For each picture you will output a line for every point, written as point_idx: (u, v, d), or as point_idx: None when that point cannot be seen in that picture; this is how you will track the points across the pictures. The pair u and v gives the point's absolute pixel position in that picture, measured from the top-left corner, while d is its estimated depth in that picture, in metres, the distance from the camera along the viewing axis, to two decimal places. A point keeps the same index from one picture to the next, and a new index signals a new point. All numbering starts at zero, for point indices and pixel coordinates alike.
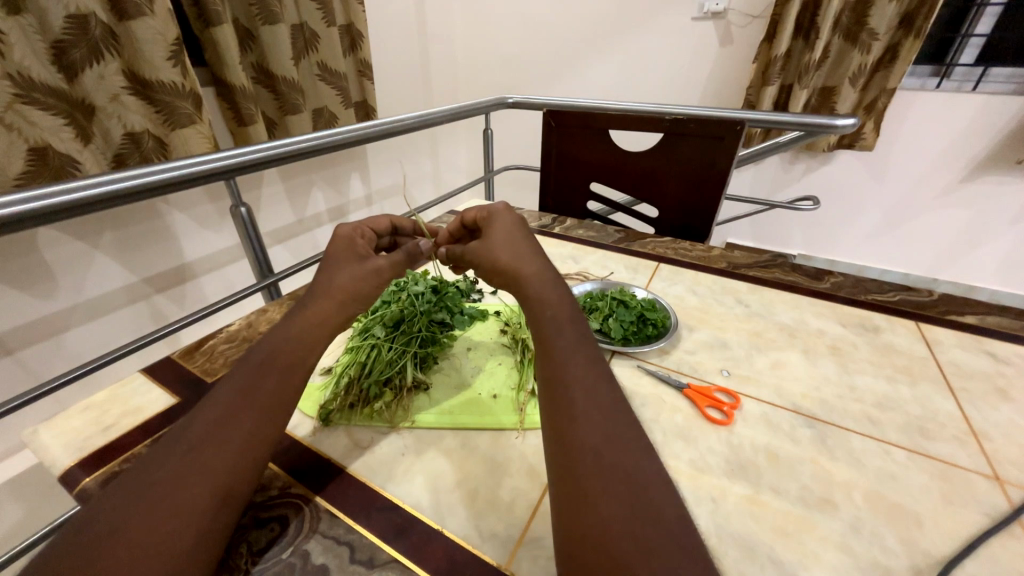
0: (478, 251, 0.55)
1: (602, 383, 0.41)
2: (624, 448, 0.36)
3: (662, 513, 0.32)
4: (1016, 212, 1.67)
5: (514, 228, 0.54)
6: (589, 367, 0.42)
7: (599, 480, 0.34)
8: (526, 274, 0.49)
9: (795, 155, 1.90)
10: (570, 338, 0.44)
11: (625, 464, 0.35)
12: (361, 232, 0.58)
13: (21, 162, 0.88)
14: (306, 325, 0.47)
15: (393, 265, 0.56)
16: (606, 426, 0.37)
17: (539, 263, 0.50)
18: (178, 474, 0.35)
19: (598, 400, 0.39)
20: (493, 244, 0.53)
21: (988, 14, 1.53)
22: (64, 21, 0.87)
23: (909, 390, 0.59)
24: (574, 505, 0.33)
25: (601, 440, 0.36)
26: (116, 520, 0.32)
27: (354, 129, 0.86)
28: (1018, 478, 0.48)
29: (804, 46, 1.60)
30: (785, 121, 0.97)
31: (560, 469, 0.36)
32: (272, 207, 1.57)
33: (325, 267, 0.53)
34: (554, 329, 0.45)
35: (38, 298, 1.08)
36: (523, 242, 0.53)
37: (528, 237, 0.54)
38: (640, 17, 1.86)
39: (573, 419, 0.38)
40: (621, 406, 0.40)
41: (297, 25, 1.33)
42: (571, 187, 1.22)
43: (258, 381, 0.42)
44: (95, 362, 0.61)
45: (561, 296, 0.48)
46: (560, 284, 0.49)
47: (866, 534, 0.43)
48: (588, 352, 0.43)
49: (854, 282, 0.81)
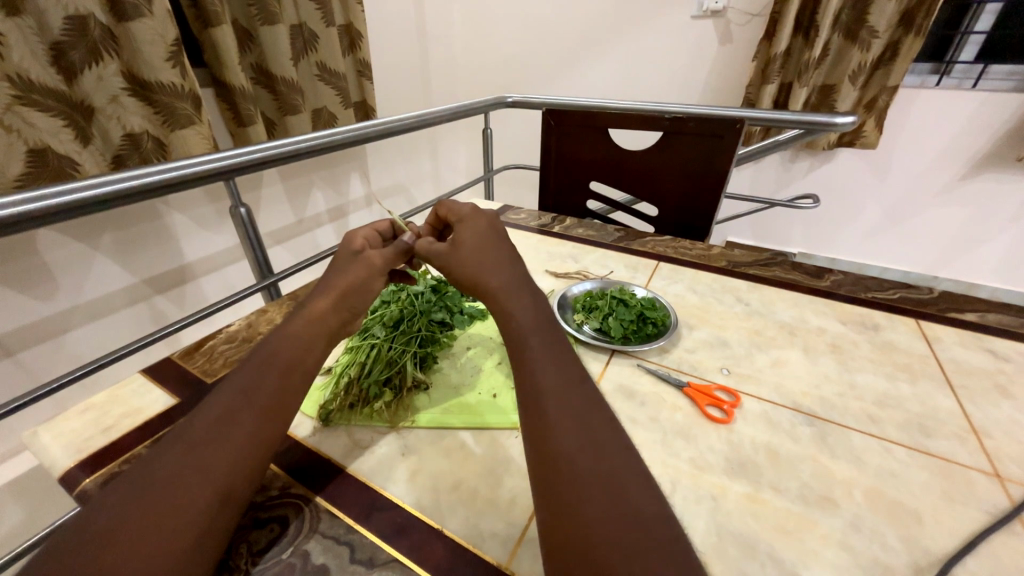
0: (444, 256, 0.54)
1: (581, 388, 0.41)
2: (608, 451, 0.36)
3: (649, 516, 0.33)
4: (1017, 209, 1.66)
5: (481, 233, 0.55)
6: (566, 372, 0.42)
7: (586, 484, 0.34)
8: (495, 287, 0.49)
9: (795, 153, 1.90)
10: (543, 344, 0.44)
11: (611, 467, 0.35)
12: (363, 234, 0.58)
13: (20, 163, 0.88)
14: (298, 326, 0.47)
15: (385, 261, 0.55)
16: (589, 430, 0.38)
17: (513, 272, 0.51)
18: (170, 476, 0.35)
19: (580, 404, 0.40)
20: (458, 250, 0.53)
21: (988, 11, 1.53)
22: (62, 22, 0.87)
23: (910, 387, 0.59)
24: (562, 508, 0.33)
25: (585, 444, 0.36)
26: (110, 524, 0.32)
27: (353, 129, 0.85)
28: (1019, 475, 0.48)
29: (803, 43, 1.60)
30: (785, 119, 0.97)
31: (546, 473, 0.36)
32: (272, 208, 1.58)
33: (332, 265, 0.54)
34: (531, 334, 0.45)
35: (37, 299, 1.08)
36: (492, 249, 0.53)
37: (500, 242, 0.54)
38: (640, 16, 1.86)
39: (556, 421, 0.38)
40: (603, 411, 0.40)
41: (296, 25, 1.32)
42: (570, 186, 1.22)
43: (248, 383, 0.42)
44: (95, 363, 0.61)
45: (533, 304, 0.48)
46: (531, 291, 0.50)
47: (866, 531, 0.43)
48: (565, 358, 0.44)
49: (854, 280, 0.81)
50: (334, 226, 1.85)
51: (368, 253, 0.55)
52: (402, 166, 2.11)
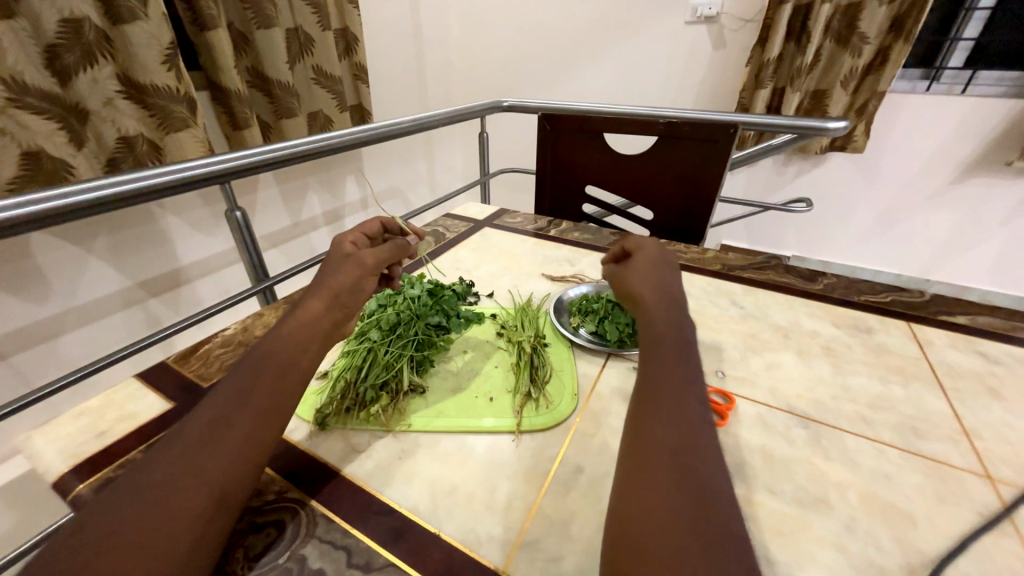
0: (619, 281, 0.58)
1: (688, 398, 0.40)
2: (695, 460, 0.36)
3: (721, 535, 0.31)
4: (1008, 212, 1.68)
5: (656, 258, 0.56)
6: (676, 381, 0.42)
7: (655, 485, 0.34)
8: (649, 299, 0.51)
9: (787, 158, 1.92)
10: (666, 356, 0.44)
11: (688, 474, 0.35)
12: (351, 237, 0.58)
13: (14, 167, 0.88)
14: (300, 329, 0.47)
15: (377, 259, 0.55)
16: (679, 437, 0.37)
17: (662, 294, 0.51)
18: (164, 481, 0.34)
19: (678, 415, 0.39)
20: (630, 275, 0.56)
21: (976, 18, 1.56)
22: (57, 25, 0.86)
23: (902, 390, 0.60)
24: (628, 503, 0.34)
25: (672, 450, 0.36)
26: (106, 527, 0.31)
27: (350, 132, 0.86)
28: (1009, 476, 0.49)
29: (795, 49, 1.61)
30: (778, 124, 0.98)
31: (626, 468, 0.37)
32: (267, 211, 1.57)
33: (323, 266, 0.54)
34: (659, 344, 0.45)
35: (30, 303, 1.07)
36: (666, 278, 0.53)
37: (674, 274, 0.55)
38: (634, 21, 1.88)
39: (648, 427, 0.39)
40: (704, 425, 0.38)
41: (292, 29, 1.33)
42: (566, 191, 1.22)
43: (266, 390, 0.42)
44: (89, 367, 0.60)
45: (671, 322, 0.47)
46: (677, 309, 0.49)
47: (861, 534, 0.43)
48: (684, 369, 0.43)
49: (846, 283, 0.82)
50: (330, 230, 1.85)
51: (360, 253, 0.55)
52: (398, 169, 2.12)
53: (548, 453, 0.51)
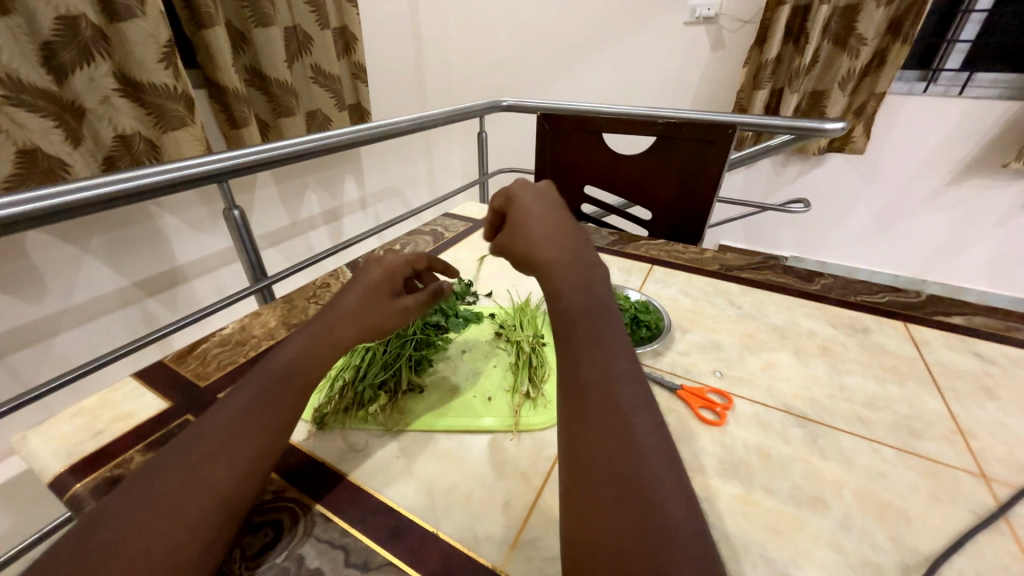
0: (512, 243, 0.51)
1: (616, 382, 0.38)
2: (635, 456, 0.34)
3: (671, 535, 0.31)
4: (1004, 213, 1.69)
5: (540, 213, 0.51)
6: (602, 362, 0.40)
7: (601, 487, 0.33)
8: (549, 264, 0.47)
9: (785, 159, 1.92)
10: (587, 335, 0.41)
11: (635, 475, 0.33)
12: (398, 266, 0.55)
13: (9, 164, 0.88)
14: (313, 339, 0.46)
15: (419, 304, 0.54)
16: (618, 427, 0.36)
17: (573, 256, 0.47)
18: (177, 489, 0.34)
19: (613, 406, 0.37)
20: (530, 225, 0.50)
21: (973, 20, 1.56)
22: (53, 22, 0.86)
23: (898, 389, 0.60)
24: (581, 507, 0.33)
25: (610, 447, 0.35)
26: (118, 534, 0.31)
27: (349, 131, 0.85)
28: (1003, 475, 0.49)
29: (794, 50, 1.62)
30: (776, 125, 0.98)
31: (569, 467, 0.36)
32: (265, 211, 1.57)
33: (367, 288, 0.52)
34: (577, 319, 0.43)
35: (25, 302, 1.06)
36: (549, 230, 0.50)
37: (554, 226, 0.50)
38: (632, 21, 1.88)
39: (586, 424, 0.37)
40: (640, 408, 0.37)
41: (290, 27, 1.32)
42: (566, 190, 1.22)
43: (267, 396, 0.41)
44: (85, 367, 0.59)
45: (582, 284, 0.45)
46: (588, 269, 0.47)
47: (856, 531, 0.43)
48: (614, 353, 0.40)
49: (844, 284, 0.82)
50: (329, 229, 1.85)
51: (404, 296, 0.54)
52: (396, 167, 2.11)
53: (548, 451, 0.51)
